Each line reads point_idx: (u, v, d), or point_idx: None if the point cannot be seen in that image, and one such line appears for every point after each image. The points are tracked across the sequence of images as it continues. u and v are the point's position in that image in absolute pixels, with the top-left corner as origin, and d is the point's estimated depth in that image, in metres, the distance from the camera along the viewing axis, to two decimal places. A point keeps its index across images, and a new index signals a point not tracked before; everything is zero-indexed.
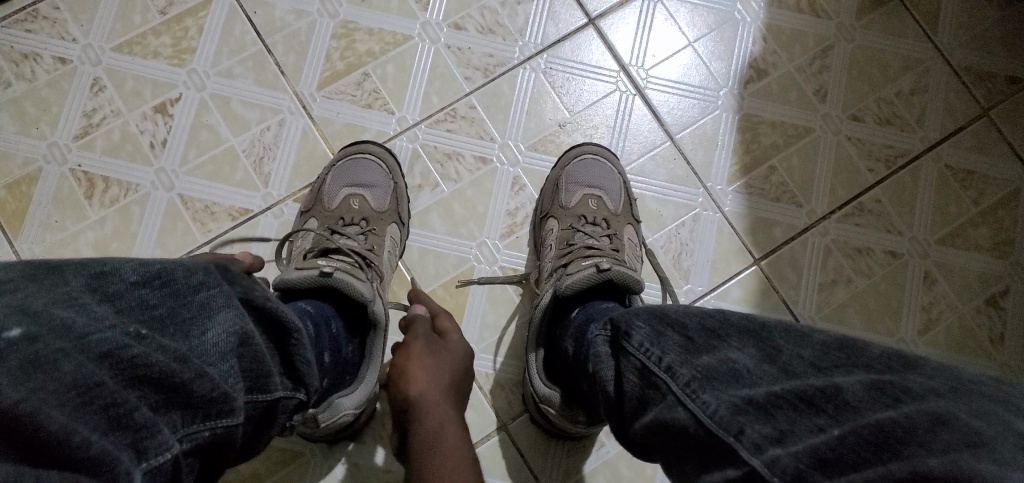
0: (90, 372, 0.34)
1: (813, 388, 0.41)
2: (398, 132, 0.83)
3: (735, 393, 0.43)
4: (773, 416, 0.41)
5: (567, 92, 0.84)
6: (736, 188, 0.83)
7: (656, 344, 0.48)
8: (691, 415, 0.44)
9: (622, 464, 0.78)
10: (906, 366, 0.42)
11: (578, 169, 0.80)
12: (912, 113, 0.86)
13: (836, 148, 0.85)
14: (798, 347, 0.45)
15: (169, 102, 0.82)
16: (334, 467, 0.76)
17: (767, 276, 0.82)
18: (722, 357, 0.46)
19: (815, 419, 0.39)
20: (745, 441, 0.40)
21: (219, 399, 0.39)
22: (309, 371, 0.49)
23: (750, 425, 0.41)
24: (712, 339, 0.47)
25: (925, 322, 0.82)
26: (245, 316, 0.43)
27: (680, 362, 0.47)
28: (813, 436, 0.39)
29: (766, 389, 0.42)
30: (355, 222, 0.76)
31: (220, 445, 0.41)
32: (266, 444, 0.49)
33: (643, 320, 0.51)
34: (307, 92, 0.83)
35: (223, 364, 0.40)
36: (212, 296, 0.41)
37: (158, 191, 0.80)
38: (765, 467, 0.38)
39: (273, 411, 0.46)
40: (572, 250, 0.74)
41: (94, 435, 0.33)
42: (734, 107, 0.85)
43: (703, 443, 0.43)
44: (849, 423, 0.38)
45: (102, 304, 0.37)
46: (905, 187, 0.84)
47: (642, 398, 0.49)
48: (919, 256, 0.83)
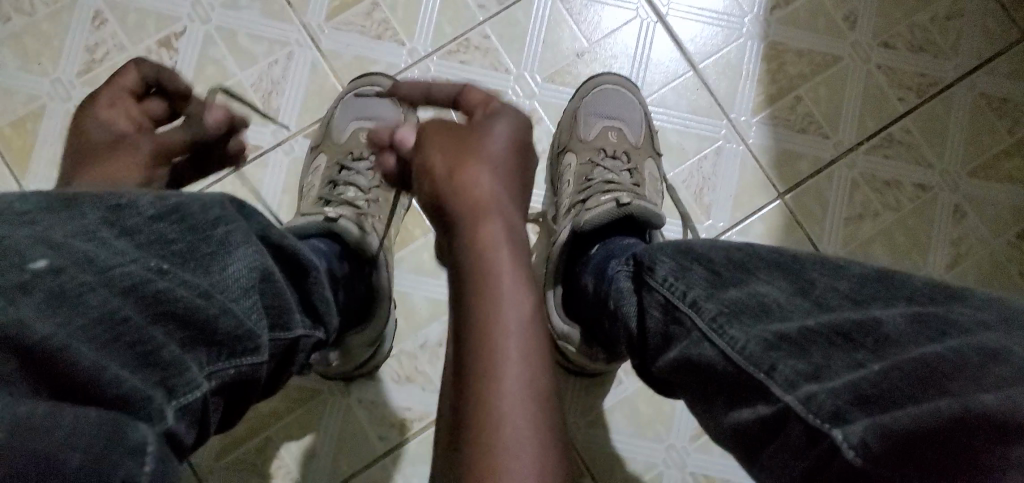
0: (117, 307, 0.33)
1: (852, 322, 0.39)
2: (410, 64, 0.80)
3: (766, 328, 0.41)
4: (809, 351, 0.39)
5: (585, 21, 0.81)
6: (761, 119, 0.80)
7: (682, 280, 0.46)
8: (720, 352, 0.42)
9: (641, 401, 0.77)
10: (949, 296, 0.40)
11: (597, 100, 0.77)
12: (947, 38, 0.82)
13: (866, 78, 0.81)
14: (835, 280, 0.43)
15: (173, 35, 0.79)
16: (351, 405, 0.76)
17: (791, 211, 0.79)
18: (750, 290, 0.43)
19: (853, 354, 0.38)
20: (778, 376, 0.39)
21: (243, 337, 0.38)
22: (327, 309, 0.48)
23: (783, 361, 0.39)
24: (739, 272, 0.45)
25: (953, 257, 0.79)
26: (264, 251, 0.41)
27: (705, 297, 0.44)
28: (851, 372, 0.37)
29: (801, 324, 0.40)
30: (365, 157, 0.73)
31: (246, 383, 0.40)
32: (287, 379, 0.48)
33: (669, 255, 0.48)
34: (316, 24, 0.80)
35: (245, 300, 0.39)
36: (230, 231, 0.39)
37: None
38: (801, 404, 0.37)
39: (294, 349, 0.45)
40: (590, 186, 0.72)
41: (125, 371, 0.31)
42: (760, 34, 0.82)
43: (733, 380, 0.41)
44: (894, 358, 0.37)
45: (121, 239, 0.35)
46: (937, 116, 0.81)
47: (667, 333, 0.47)
48: (950, 189, 0.80)
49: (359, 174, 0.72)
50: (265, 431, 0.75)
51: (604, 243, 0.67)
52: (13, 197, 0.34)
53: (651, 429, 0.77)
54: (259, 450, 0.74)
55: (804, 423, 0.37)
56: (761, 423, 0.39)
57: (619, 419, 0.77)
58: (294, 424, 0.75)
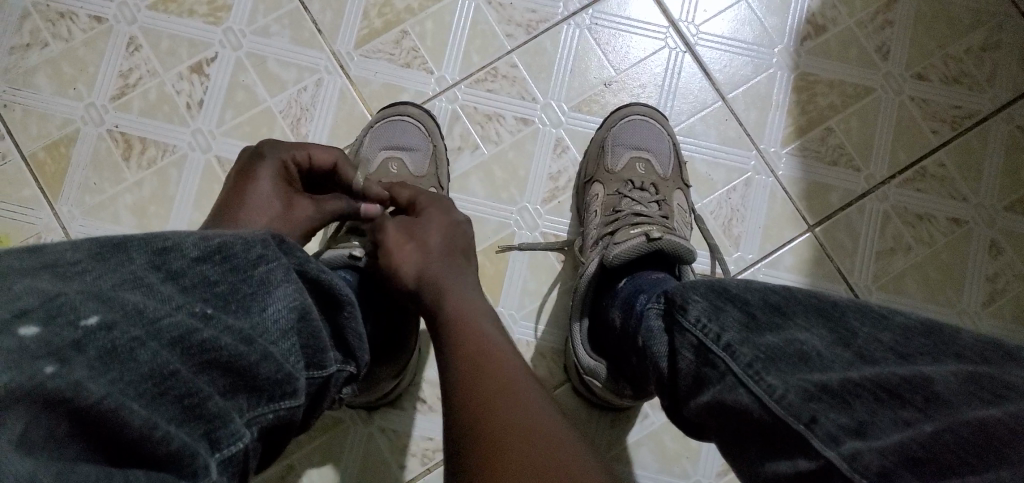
0: (166, 360, 0.33)
1: (898, 377, 0.39)
2: (438, 92, 0.80)
3: (805, 377, 0.40)
4: (852, 405, 0.38)
5: (613, 50, 0.81)
6: (790, 150, 0.79)
7: (715, 320, 0.45)
8: (757, 399, 0.41)
9: (667, 437, 0.76)
10: (1005, 356, 0.39)
11: (625, 131, 0.77)
12: (983, 70, 0.81)
13: (899, 110, 0.80)
14: (876, 332, 0.42)
15: (205, 61, 0.80)
16: (373, 433, 0.75)
17: (821, 244, 0.78)
18: (789, 337, 0.43)
19: (902, 411, 0.37)
20: (818, 430, 0.38)
21: (283, 380, 0.38)
22: (361, 344, 0.49)
23: (824, 414, 0.38)
24: (776, 316, 0.45)
25: (989, 294, 0.77)
26: (301, 289, 0.42)
27: (740, 340, 0.44)
28: (898, 430, 0.37)
29: (842, 375, 0.40)
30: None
31: (282, 426, 0.40)
32: (319, 415, 0.48)
33: (700, 294, 0.48)
34: (344, 51, 0.80)
35: (284, 341, 0.39)
36: (271, 271, 0.40)
37: (195, 153, 0.78)
38: (845, 462, 0.36)
39: (327, 386, 0.46)
40: (619, 218, 0.72)
41: (172, 426, 0.32)
42: (790, 65, 0.81)
43: (768, 429, 0.40)
44: (945, 420, 0.36)
45: (167, 284, 0.36)
46: (972, 150, 0.80)
47: (698, 377, 0.46)
48: (985, 224, 0.79)
49: None
50: (287, 458, 0.74)
51: (631, 277, 0.67)
52: (69, 247, 0.36)
53: (675, 464, 0.76)
54: (280, 477, 0.74)
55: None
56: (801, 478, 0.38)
57: (644, 455, 0.76)
58: (316, 452, 0.74)
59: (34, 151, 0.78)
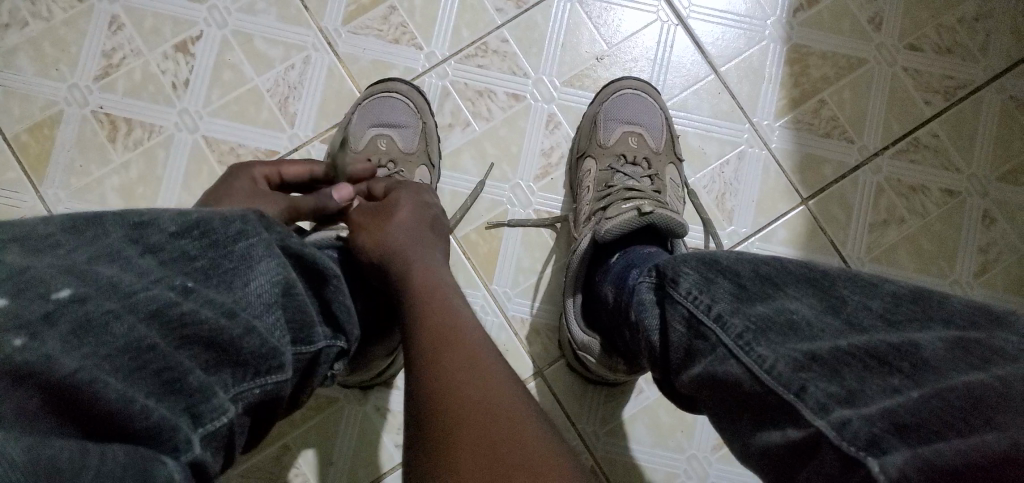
0: (143, 334, 0.33)
1: (887, 345, 0.39)
2: (427, 69, 0.79)
3: (795, 347, 0.40)
4: (842, 373, 0.38)
5: (605, 24, 0.80)
6: (783, 124, 0.79)
7: (706, 292, 0.45)
8: (747, 370, 0.41)
9: (662, 410, 0.76)
10: (995, 320, 0.40)
11: (616, 105, 0.76)
12: (976, 40, 0.80)
13: (892, 81, 0.80)
14: (865, 299, 0.42)
15: (190, 40, 0.79)
16: (369, 412, 0.75)
17: (815, 216, 0.78)
18: (779, 306, 0.43)
19: (888, 379, 0.37)
20: (809, 399, 0.37)
21: (269, 354, 0.38)
22: (349, 320, 0.48)
23: (813, 383, 0.38)
24: (767, 286, 0.45)
25: (981, 264, 0.78)
26: (287, 264, 0.41)
27: (731, 311, 0.43)
28: (885, 397, 0.36)
29: (832, 344, 0.40)
30: (383, 165, 0.73)
31: (268, 403, 0.39)
32: (310, 391, 0.48)
33: (691, 267, 0.48)
34: (332, 28, 0.79)
35: (269, 315, 0.39)
36: (252, 246, 0.40)
37: (182, 133, 0.77)
38: (832, 429, 0.36)
39: (315, 362, 0.45)
40: (611, 192, 0.72)
41: (151, 401, 0.31)
42: (783, 37, 0.80)
43: (760, 399, 0.40)
44: (934, 385, 0.36)
45: (145, 257, 0.36)
46: (965, 120, 0.79)
47: (690, 349, 0.46)
48: (978, 194, 0.79)
49: None
50: (284, 439, 0.74)
51: (624, 252, 0.67)
52: (40, 221, 0.35)
53: (671, 439, 0.76)
54: (276, 458, 0.74)
55: (836, 451, 0.35)
56: (790, 447, 0.38)
57: (639, 429, 0.76)
58: (312, 433, 0.74)
59: (18, 133, 0.77)
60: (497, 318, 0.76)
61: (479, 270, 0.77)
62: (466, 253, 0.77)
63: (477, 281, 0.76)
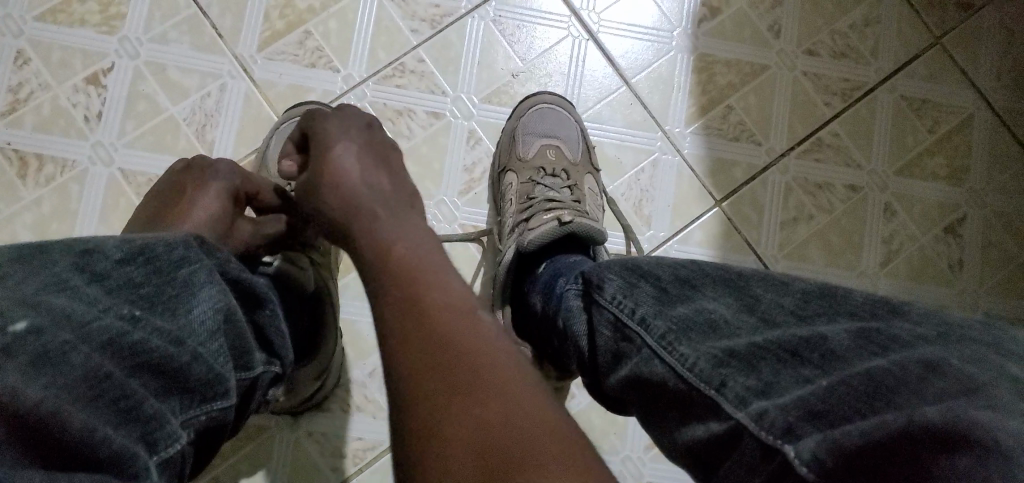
0: (99, 363, 0.33)
1: (798, 338, 0.40)
2: (346, 91, 0.80)
3: (715, 344, 0.41)
4: (757, 367, 0.39)
5: (518, 41, 0.82)
6: (694, 130, 0.82)
7: (629, 297, 0.47)
8: (671, 369, 0.42)
9: (594, 415, 0.78)
10: (892, 310, 0.42)
11: (534, 119, 0.78)
12: (866, 44, 0.85)
13: (794, 85, 0.84)
14: (780, 296, 0.44)
15: (101, 72, 0.78)
16: (301, 438, 0.74)
17: (729, 218, 0.81)
18: (698, 307, 0.44)
19: (801, 370, 0.38)
20: (728, 393, 0.39)
21: (215, 381, 0.38)
22: (282, 343, 0.49)
23: (731, 378, 0.39)
24: (686, 288, 0.46)
25: (885, 254, 0.82)
26: (225, 289, 0.41)
27: (653, 314, 0.45)
28: (800, 387, 0.37)
29: (748, 340, 0.41)
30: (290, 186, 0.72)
31: (215, 428, 0.40)
32: (247, 417, 0.48)
33: (615, 273, 0.49)
34: (247, 54, 0.79)
35: (213, 341, 0.39)
36: (194, 272, 0.39)
37: (97, 166, 0.76)
38: (752, 421, 0.37)
39: (253, 387, 0.45)
40: (533, 204, 0.73)
41: (110, 429, 0.32)
42: (689, 47, 0.84)
43: (685, 396, 0.41)
44: (842, 372, 0.37)
45: (92, 286, 0.36)
46: (862, 119, 0.84)
47: (617, 352, 0.47)
48: (878, 188, 0.83)
49: None
50: (213, 470, 0.73)
51: (550, 262, 0.68)
52: None
53: (604, 442, 0.78)
54: None
55: (755, 441, 0.37)
56: (714, 440, 0.39)
57: None
58: (243, 462, 0.73)
59: None
60: None
61: None
62: None
63: None
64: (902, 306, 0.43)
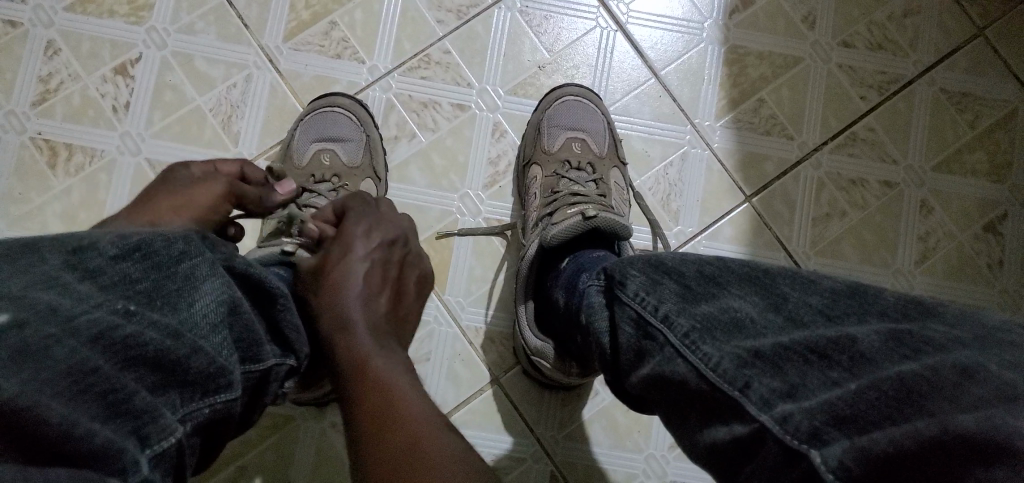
0: (85, 357, 0.32)
1: (826, 339, 0.37)
2: (371, 82, 0.79)
3: (739, 344, 0.39)
4: (783, 369, 0.37)
5: (545, 32, 0.81)
6: (724, 124, 0.80)
7: (652, 294, 0.44)
8: (693, 370, 0.40)
9: (618, 412, 0.77)
10: (924, 312, 0.39)
11: (560, 112, 0.77)
12: (905, 35, 0.83)
13: (828, 78, 0.82)
14: (806, 295, 0.41)
15: (129, 62, 0.78)
16: (325, 429, 0.74)
17: (759, 213, 0.79)
18: (723, 305, 0.42)
19: (829, 371, 0.36)
20: (752, 395, 0.37)
21: (215, 373, 0.37)
22: (299, 336, 0.46)
23: (756, 379, 0.37)
24: (711, 286, 0.44)
25: (922, 252, 0.80)
26: (230, 283, 0.41)
27: (677, 311, 0.43)
28: (827, 390, 0.35)
29: (773, 340, 0.38)
30: (326, 179, 0.74)
31: (220, 421, 0.38)
32: (262, 411, 0.46)
33: (638, 268, 0.47)
34: (273, 46, 0.79)
35: (216, 334, 0.38)
36: (195, 266, 0.39)
37: (125, 156, 0.77)
38: (776, 425, 0.35)
39: (266, 380, 0.43)
40: (557, 198, 0.72)
41: (95, 423, 0.30)
42: (720, 39, 0.82)
43: (707, 397, 0.39)
44: (870, 376, 0.35)
45: (85, 282, 0.35)
46: (900, 113, 0.82)
47: (638, 350, 0.45)
48: (915, 184, 0.81)
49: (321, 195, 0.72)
50: (239, 460, 0.73)
51: (574, 257, 0.67)
52: None
53: (629, 439, 0.76)
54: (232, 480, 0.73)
55: (780, 444, 0.34)
56: (736, 443, 0.37)
57: (597, 431, 0.76)
58: (267, 452, 0.74)
59: None
60: (451, 328, 0.76)
61: None
62: None
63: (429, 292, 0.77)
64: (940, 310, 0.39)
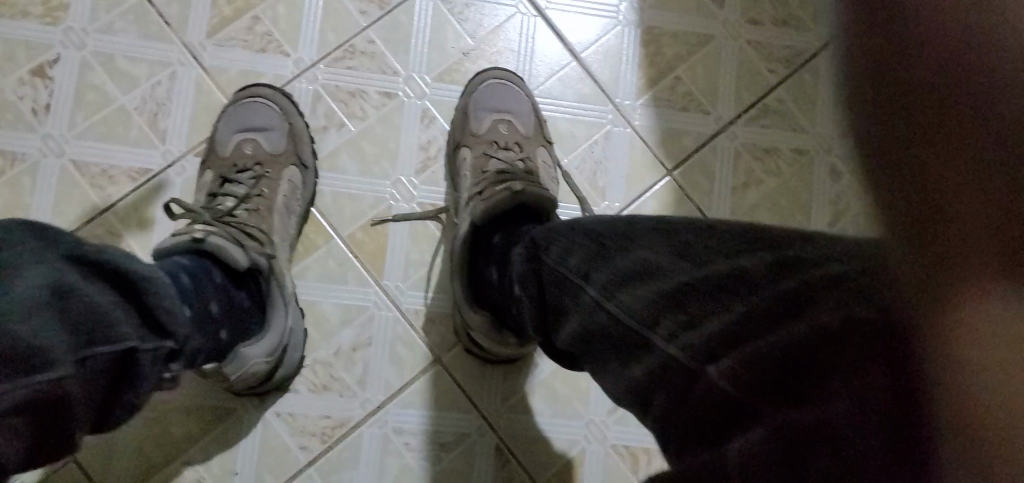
0: None
1: (722, 271, 0.39)
2: (297, 74, 0.80)
3: (649, 289, 0.41)
4: (687, 303, 0.39)
5: (467, 19, 0.83)
6: (644, 101, 0.84)
7: (572, 257, 0.47)
8: (613, 318, 0.42)
9: (558, 383, 0.79)
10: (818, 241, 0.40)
11: (485, 94, 0.79)
12: (807, 11, 0.88)
13: (738, 54, 0.86)
14: (704, 235, 0.42)
15: (47, 64, 0.77)
16: (269, 418, 0.75)
17: (681, 185, 0.83)
18: (633, 255, 0.44)
19: (725, 300, 0.38)
20: (662, 333, 0.39)
21: (37, 355, 0.36)
22: (176, 319, 0.45)
23: (667, 318, 0.39)
24: (623, 241, 0.45)
25: (833, 214, 0.85)
26: (63, 267, 0.39)
27: (595, 269, 0.45)
28: (723, 316, 0.37)
29: (679, 279, 0.40)
30: (248, 168, 0.75)
31: (48, 402, 0.38)
32: (134, 399, 0.45)
33: (559, 236, 0.49)
34: (196, 42, 0.79)
35: (39, 317, 0.36)
36: (20, 251, 0.38)
37: (48, 159, 0.76)
38: (683, 355, 0.37)
39: (130, 362, 0.42)
40: (487, 177, 0.74)
41: None
42: (636, 21, 0.85)
43: (624, 341, 0.42)
44: (762, 296, 0.37)
45: None
46: (806, 85, 0.87)
47: (564, 308, 0.48)
48: (823, 150, 0.86)
49: (240, 184, 0.74)
50: (183, 455, 0.74)
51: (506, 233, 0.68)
52: None
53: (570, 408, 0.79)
54: (178, 475, 0.73)
55: (690, 371, 0.37)
56: (651, 374, 0.40)
57: (538, 403, 0.79)
58: (213, 444, 0.74)
59: None
60: (391, 311, 0.78)
61: (368, 267, 0.78)
62: (354, 251, 0.78)
63: (367, 279, 0.78)
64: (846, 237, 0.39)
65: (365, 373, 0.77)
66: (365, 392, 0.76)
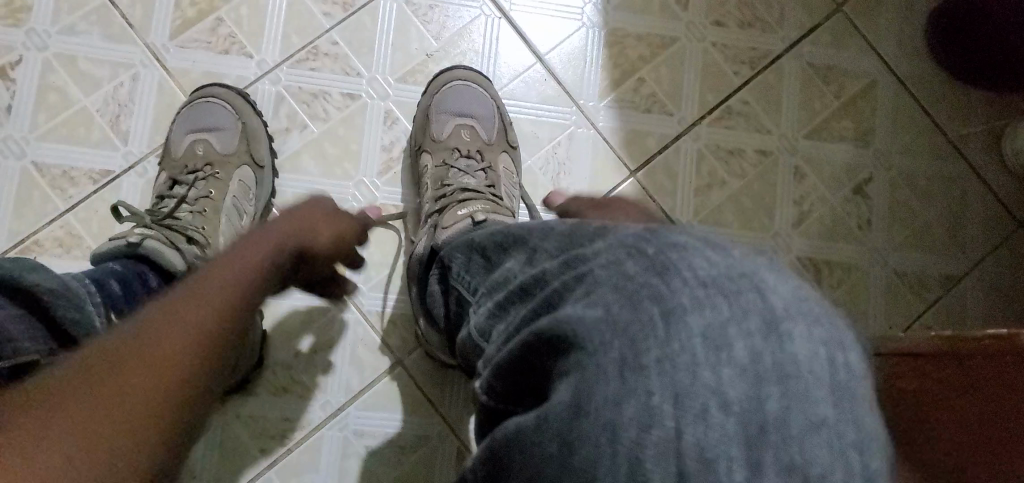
0: None
1: (530, 282, 0.40)
2: (260, 76, 0.80)
3: (495, 299, 0.44)
4: (507, 313, 0.41)
5: (431, 21, 0.83)
6: (607, 103, 0.84)
7: (468, 275, 0.51)
8: (471, 330, 0.46)
9: None
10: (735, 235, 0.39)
11: (445, 98, 0.79)
12: (772, 13, 0.88)
13: (702, 55, 0.86)
14: (547, 240, 0.42)
15: (8, 65, 0.77)
16: (229, 420, 0.75)
17: (645, 188, 0.83)
18: (504, 268, 0.46)
19: (522, 309, 0.40)
20: (492, 341, 0.42)
21: None
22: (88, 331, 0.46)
23: (496, 329, 0.42)
24: (501, 252, 0.47)
25: (798, 215, 0.85)
26: None
27: (479, 287, 0.49)
28: (512, 328, 0.39)
29: (511, 287, 0.43)
30: (197, 169, 0.75)
31: None
32: None
33: (461, 253, 0.53)
34: (159, 43, 0.79)
35: None
36: None
37: (9, 160, 0.76)
38: (485, 363, 0.41)
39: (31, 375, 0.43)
40: (447, 194, 0.74)
41: None
42: (600, 22, 0.86)
43: (476, 348, 0.46)
44: (532, 308, 0.38)
45: None
46: (771, 86, 0.87)
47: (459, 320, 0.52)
48: (788, 152, 0.86)
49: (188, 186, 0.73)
50: None
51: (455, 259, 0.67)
52: None
53: None
54: None
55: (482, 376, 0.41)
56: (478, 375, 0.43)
57: None
58: None
59: None
60: (353, 313, 0.78)
61: None
62: None
63: None
64: (670, 240, 0.36)
65: (325, 375, 0.77)
66: (326, 394, 0.77)
